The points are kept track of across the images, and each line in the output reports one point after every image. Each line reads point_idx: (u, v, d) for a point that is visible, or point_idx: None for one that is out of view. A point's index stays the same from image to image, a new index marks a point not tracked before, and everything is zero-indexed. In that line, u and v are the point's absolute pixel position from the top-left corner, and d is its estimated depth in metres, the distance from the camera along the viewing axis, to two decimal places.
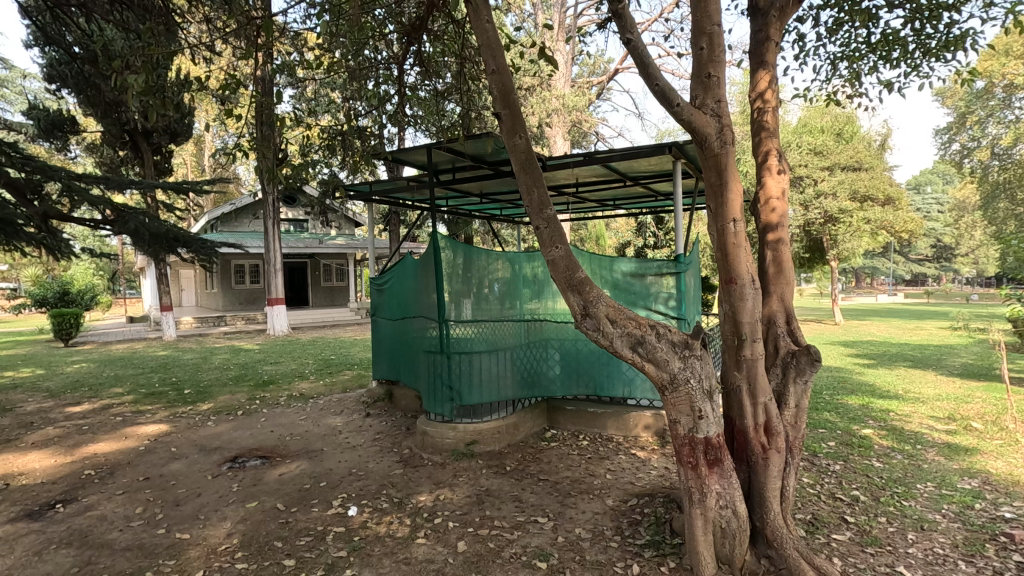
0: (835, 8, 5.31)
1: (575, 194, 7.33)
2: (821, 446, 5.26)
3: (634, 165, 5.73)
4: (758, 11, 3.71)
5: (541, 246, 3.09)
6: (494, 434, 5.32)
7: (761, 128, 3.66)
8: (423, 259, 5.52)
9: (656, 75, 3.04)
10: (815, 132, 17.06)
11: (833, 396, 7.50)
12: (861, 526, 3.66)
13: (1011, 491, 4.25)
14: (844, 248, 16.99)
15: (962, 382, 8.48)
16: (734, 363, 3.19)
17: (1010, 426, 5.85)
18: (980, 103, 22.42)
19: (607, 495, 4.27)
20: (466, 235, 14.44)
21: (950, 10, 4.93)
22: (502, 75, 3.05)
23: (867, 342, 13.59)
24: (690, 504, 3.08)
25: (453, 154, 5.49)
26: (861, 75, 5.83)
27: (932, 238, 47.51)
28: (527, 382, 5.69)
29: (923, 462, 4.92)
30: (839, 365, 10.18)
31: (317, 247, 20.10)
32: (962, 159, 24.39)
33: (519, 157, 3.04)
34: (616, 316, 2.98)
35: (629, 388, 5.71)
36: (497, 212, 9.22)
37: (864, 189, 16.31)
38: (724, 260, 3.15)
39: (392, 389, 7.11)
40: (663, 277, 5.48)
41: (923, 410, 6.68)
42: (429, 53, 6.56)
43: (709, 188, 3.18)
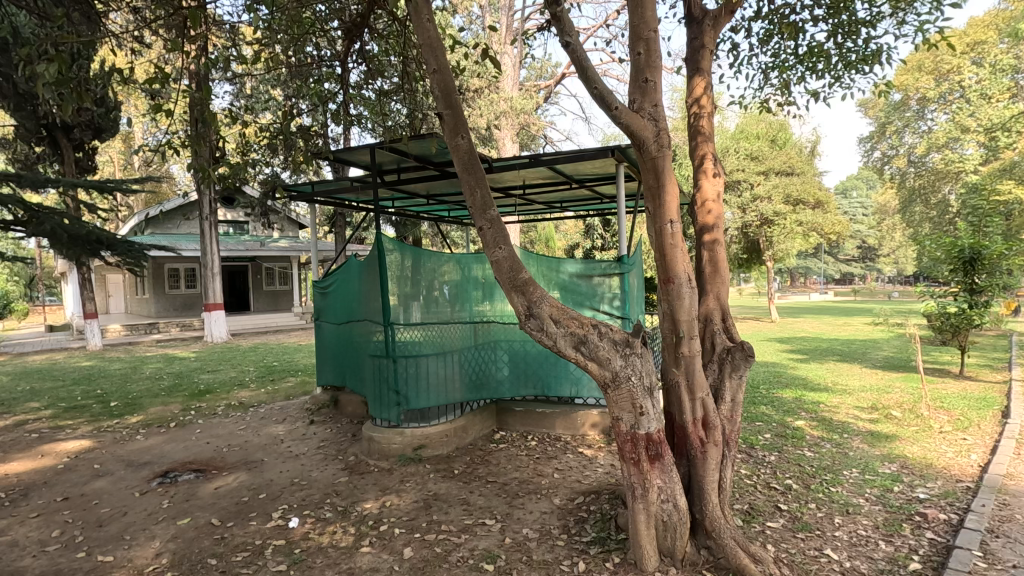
0: (766, 20, 5.57)
1: (522, 196, 7.38)
2: (758, 439, 5.51)
3: (579, 167, 5.81)
4: (693, 20, 3.87)
5: (485, 247, 3.07)
6: (442, 437, 5.27)
7: (697, 133, 3.79)
8: (368, 261, 5.39)
9: (595, 79, 3.08)
10: (751, 138, 17.89)
11: (768, 390, 7.88)
12: (793, 513, 3.84)
13: (925, 474, 4.59)
14: (779, 249, 17.90)
15: (884, 374, 9.09)
16: (673, 361, 3.28)
17: (925, 413, 6.32)
18: (897, 114, 24.24)
19: (554, 495, 4.31)
20: (414, 237, 14.27)
21: (868, 26, 5.28)
22: (444, 75, 3.02)
23: (801, 338, 14.34)
24: (634, 500, 3.14)
25: (397, 154, 5.39)
26: (790, 85, 6.16)
27: (858, 240, 50.64)
28: (475, 384, 5.66)
29: (849, 449, 5.24)
30: (775, 360, 10.70)
31: (258, 250, 19.34)
32: (882, 166, 26.27)
33: (462, 158, 3.03)
34: (559, 316, 3.00)
35: (576, 387, 5.81)
36: (445, 213, 9.18)
37: (796, 193, 17.20)
38: (663, 260, 3.23)
39: (338, 395, 6.92)
40: (608, 278, 5.58)
41: (850, 401, 7.10)
42: (373, 53, 6.43)
43: (647, 190, 3.26)
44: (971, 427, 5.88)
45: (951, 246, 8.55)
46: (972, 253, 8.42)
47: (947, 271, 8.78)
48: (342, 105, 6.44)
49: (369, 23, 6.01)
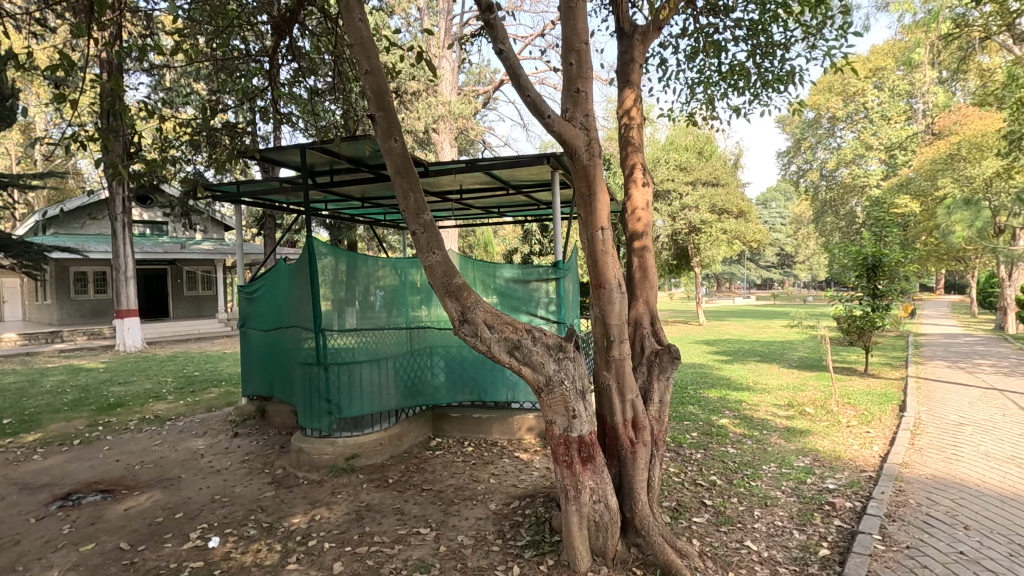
0: (692, 38, 5.85)
1: (459, 201, 7.37)
2: (685, 438, 5.73)
3: (515, 173, 5.85)
4: (624, 34, 4.00)
5: (418, 252, 3.02)
6: (377, 446, 5.13)
7: (627, 143, 3.91)
8: (298, 265, 5.19)
9: (528, 87, 3.10)
10: (680, 150, 18.72)
11: (696, 390, 8.24)
12: (717, 507, 4.03)
13: (834, 465, 4.95)
14: (706, 256, 18.80)
15: (800, 373, 9.75)
16: (605, 364, 3.36)
17: (834, 409, 6.82)
18: (811, 131, 26.10)
19: (490, 500, 4.30)
20: (349, 240, 13.86)
21: (782, 48, 5.66)
22: (376, 76, 2.96)
23: (726, 340, 15.09)
24: (567, 502, 3.18)
25: (328, 155, 5.23)
26: (714, 100, 6.49)
27: (777, 248, 54.14)
28: (411, 391, 5.57)
29: (768, 445, 5.56)
30: (702, 361, 11.21)
31: (178, 252, 18.18)
32: (797, 179, 28.19)
33: (395, 161, 2.98)
34: (493, 321, 3.00)
35: (512, 392, 5.83)
36: (382, 217, 9.03)
37: (721, 203, 18.13)
38: (595, 266, 3.31)
39: (265, 405, 6.61)
40: (544, 283, 5.64)
41: (769, 400, 7.55)
42: (305, 49, 6.21)
43: (579, 198, 3.33)
44: (874, 421, 6.40)
45: (856, 254, 9.30)
46: (874, 261, 9.17)
47: (853, 277, 9.52)
48: (271, 102, 6.19)
49: (299, 20, 5.83)
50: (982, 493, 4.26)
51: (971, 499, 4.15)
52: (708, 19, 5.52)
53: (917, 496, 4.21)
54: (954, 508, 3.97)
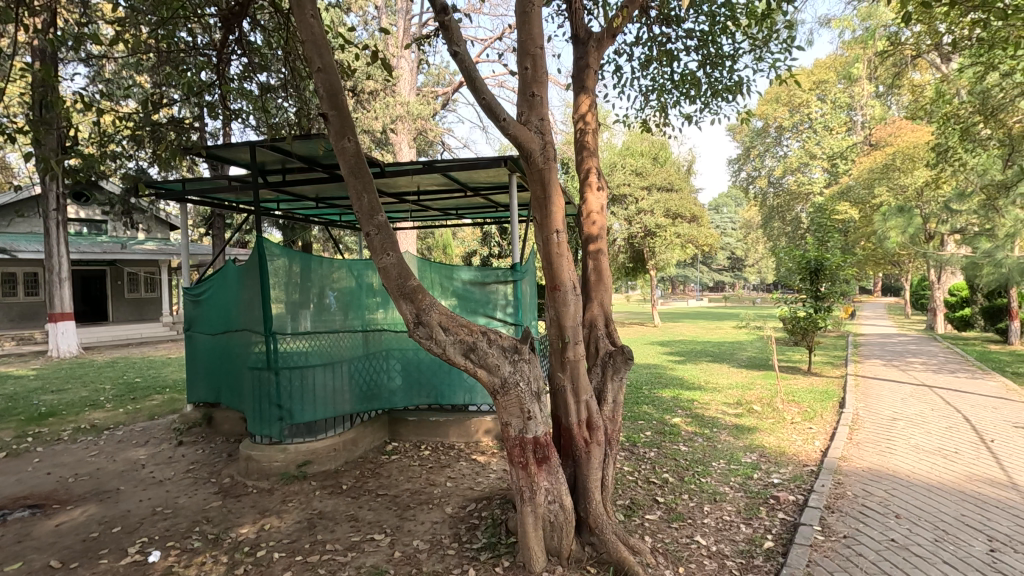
0: (646, 46, 6.00)
1: (416, 202, 7.29)
2: (639, 437, 5.85)
3: (473, 175, 5.84)
4: (579, 41, 4.06)
5: (371, 254, 2.97)
6: (330, 452, 5.02)
7: (583, 148, 3.97)
8: (248, 266, 5.03)
9: (483, 90, 3.10)
10: (636, 155, 19.12)
11: (650, 390, 8.43)
12: (669, 504, 4.13)
13: (778, 460, 5.16)
14: (660, 259, 19.27)
15: (748, 372, 10.11)
16: (560, 365, 3.40)
17: (779, 407, 7.12)
18: (759, 140, 27.10)
19: (447, 503, 4.27)
20: (303, 241, 13.49)
21: (731, 60, 5.88)
22: (329, 75, 2.91)
23: (680, 341, 15.52)
24: (522, 503, 3.19)
25: (280, 153, 5.09)
26: (667, 107, 6.67)
27: (728, 252, 56.15)
28: (366, 395, 5.48)
29: (718, 442, 5.75)
30: (656, 362, 11.47)
31: (119, 253, 17.26)
32: (747, 185, 29.22)
33: (349, 161, 2.93)
34: (448, 323, 2.98)
35: (469, 395, 5.82)
36: (337, 218, 8.85)
37: (675, 208, 18.63)
38: (550, 269, 3.34)
39: (212, 412, 6.35)
40: (501, 285, 5.65)
41: (719, 398, 7.80)
42: (256, 44, 6.03)
43: (535, 201, 3.35)
44: (816, 417, 6.71)
45: (800, 258, 9.75)
46: (816, 264, 9.63)
47: (798, 280, 9.94)
48: (220, 98, 5.97)
49: (250, 13, 5.67)
50: (912, 484, 4.53)
51: (902, 490, 4.40)
52: (661, 29, 5.66)
53: (854, 488, 4.43)
54: (887, 499, 4.20)
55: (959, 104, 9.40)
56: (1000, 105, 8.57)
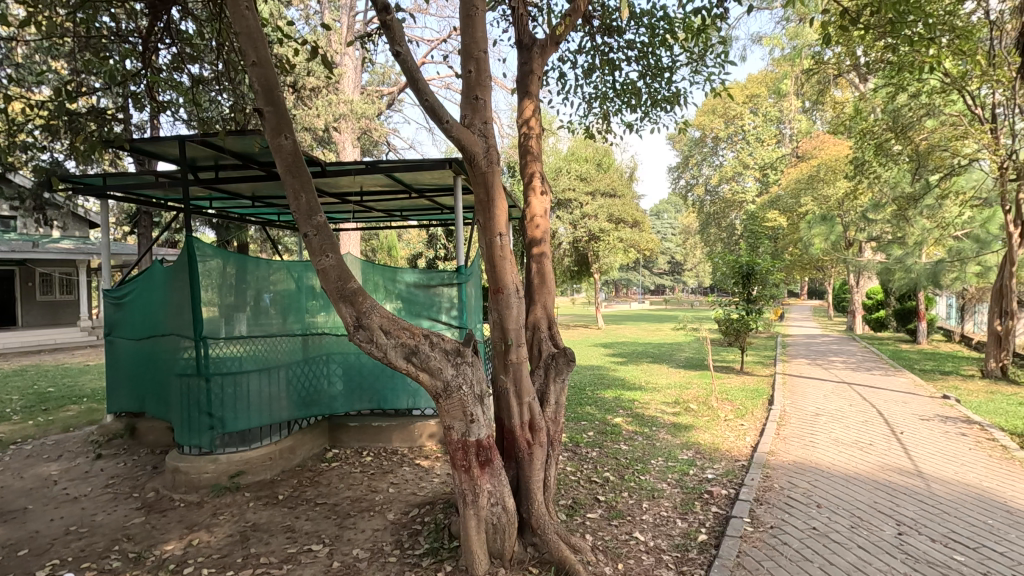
0: (589, 55, 6.13)
1: (359, 202, 7.14)
2: (582, 437, 5.97)
3: (418, 177, 5.78)
4: (523, 46, 4.10)
5: (310, 256, 2.89)
6: (265, 461, 4.82)
7: (527, 152, 4.01)
8: (176, 268, 4.76)
9: (426, 91, 3.06)
10: (581, 161, 19.48)
11: (594, 391, 8.60)
12: (609, 502, 4.23)
13: (713, 456, 5.39)
14: (604, 263, 19.72)
15: (686, 372, 10.50)
16: (503, 368, 3.41)
17: (714, 405, 7.43)
18: (697, 149, 28.01)
19: (389, 510, 4.19)
20: (238, 241, 12.89)
21: (669, 71, 6.11)
22: (265, 69, 2.81)
23: (622, 343, 15.92)
24: (465, 506, 3.17)
25: (212, 149, 4.85)
26: (609, 115, 6.84)
27: (668, 256, 58.24)
28: (305, 401, 5.30)
29: (656, 440, 5.93)
30: (599, 364, 11.73)
31: (30, 252, 15.92)
32: (686, 193, 30.37)
33: (285, 159, 2.83)
34: (390, 327, 2.92)
35: (413, 399, 5.74)
36: (275, 218, 8.54)
37: (618, 213, 19.12)
38: (493, 271, 3.35)
39: (135, 422, 5.96)
40: (446, 288, 5.61)
41: (658, 398, 8.06)
42: (188, 34, 5.73)
43: (478, 204, 3.35)
44: (747, 414, 7.06)
45: (733, 263, 10.24)
46: (748, 269, 10.15)
47: (731, 284, 10.43)
48: (147, 88, 5.63)
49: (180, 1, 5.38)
50: (832, 475, 4.83)
51: (823, 480, 4.69)
52: (603, 39, 5.80)
53: (781, 481, 4.68)
54: (810, 490, 4.47)
55: (874, 122, 10.13)
56: (909, 123, 9.51)
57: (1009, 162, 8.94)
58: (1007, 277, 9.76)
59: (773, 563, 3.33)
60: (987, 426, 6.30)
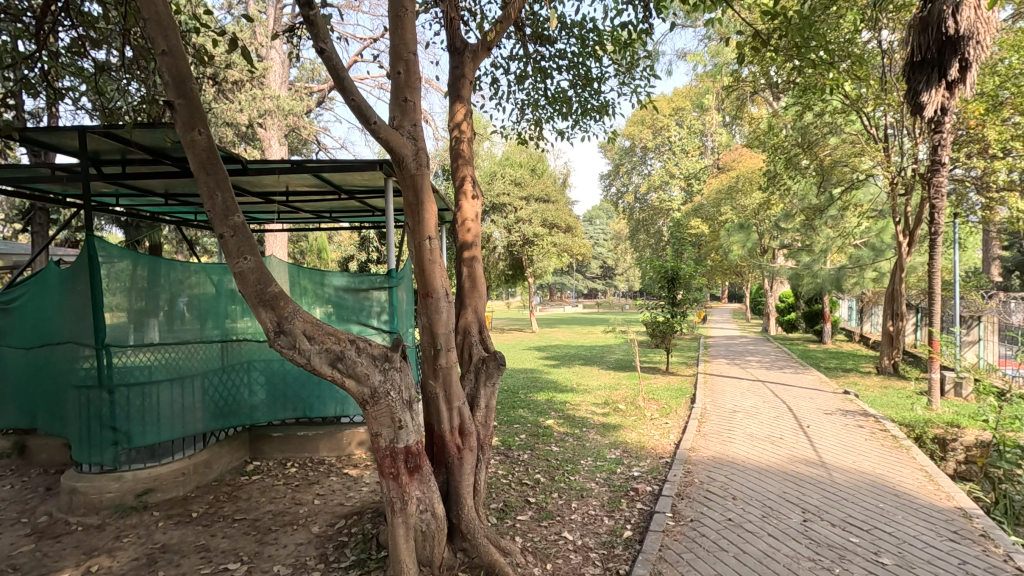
0: (521, 62, 6.20)
1: (285, 203, 6.87)
2: (515, 440, 6.02)
3: (347, 178, 5.63)
4: (455, 50, 4.09)
5: (226, 258, 2.73)
6: (176, 477, 4.50)
7: (458, 155, 3.99)
8: (74, 270, 4.36)
9: (352, 90, 2.99)
10: (515, 166, 19.71)
11: (526, 394, 8.69)
12: (539, 504, 4.29)
13: (639, 454, 5.60)
14: (538, 267, 20.00)
15: (615, 373, 10.84)
16: (432, 372, 3.38)
17: (640, 405, 7.72)
18: (627, 158, 29.00)
19: (314, 523, 4.03)
20: (150, 241, 11.99)
21: (598, 82, 6.30)
22: (175, 59, 2.64)
23: (555, 346, 16.20)
24: (393, 515, 3.07)
25: (117, 142, 4.49)
26: (541, 122, 6.95)
27: (600, 261, 60.00)
28: (221, 412, 5.00)
29: (586, 441, 6.08)
30: (532, 366, 11.88)
31: None
32: (616, 199, 31.38)
33: (199, 155, 2.67)
34: (314, 332, 2.79)
35: (341, 407, 5.57)
36: (192, 217, 8.04)
37: (551, 218, 19.48)
38: (422, 276, 3.30)
39: (25, 440, 5.39)
40: (375, 292, 5.48)
41: (589, 399, 8.27)
42: (91, 17, 5.29)
43: (407, 207, 3.30)
44: (671, 413, 7.39)
45: (659, 268, 10.69)
46: (673, 274, 10.63)
47: (658, 288, 10.89)
48: (43, 74, 5.14)
49: None
50: (747, 468, 5.13)
51: (738, 474, 4.97)
52: (535, 47, 5.90)
53: (700, 476, 4.92)
54: (727, 483, 4.72)
55: (784, 137, 10.92)
56: (815, 140, 10.38)
57: (900, 178, 9.91)
58: (898, 282, 10.80)
59: (692, 555, 3.48)
60: (880, 418, 6.91)
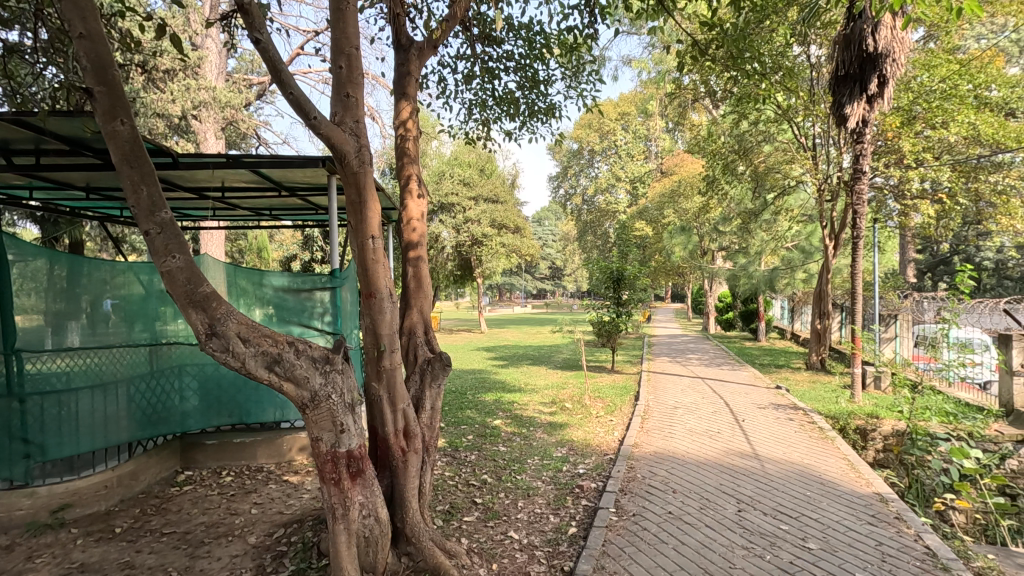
0: (469, 62, 6.19)
1: (221, 199, 6.55)
2: (462, 441, 5.98)
3: (288, 174, 5.43)
4: (401, 47, 4.02)
5: (152, 256, 2.57)
6: (98, 491, 4.21)
7: (403, 153, 3.93)
8: None
9: (291, 84, 2.88)
10: (464, 166, 19.63)
11: (474, 395, 8.66)
12: (486, 504, 4.28)
13: (584, 452, 5.70)
14: (487, 268, 20.00)
15: (562, 373, 10.98)
16: (376, 374, 3.30)
17: (586, 403, 7.85)
18: (575, 160, 29.42)
19: (250, 533, 3.87)
20: (70, 238, 11.16)
21: (545, 84, 6.37)
22: (95, 43, 2.47)
23: (504, 346, 16.24)
24: (334, 521, 2.98)
25: (30, 130, 4.13)
26: (489, 122, 6.96)
27: (549, 262, 60.71)
28: (149, 421, 4.72)
29: (533, 440, 6.12)
30: (481, 367, 11.85)
31: None
32: (564, 201, 31.80)
33: (122, 147, 2.50)
34: (249, 334, 2.67)
35: (281, 412, 5.38)
36: (118, 214, 7.54)
37: (500, 219, 19.50)
38: (365, 276, 3.22)
39: None
40: (318, 293, 5.31)
41: (536, 398, 8.33)
42: None
43: (349, 205, 3.22)
44: (616, 410, 7.55)
45: (605, 269, 10.90)
46: (618, 274, 10.86)
47: (604, 289, 11.11)
48: None
49: None
50: (687, 462, 5.31)
51: (678, 468, 5.14)
52: (482, 47, 5.90)
53: (642, 471, 5.06)
54: (667, 477, 4.89)
55: (723, 143, 11.40)
56: (750, 147, 10.89)
57: (826, 185, 10.56)
58: (825, 282, 11.46)
59: (634, 549, 3.57)
60: (809, 411, 7.32)
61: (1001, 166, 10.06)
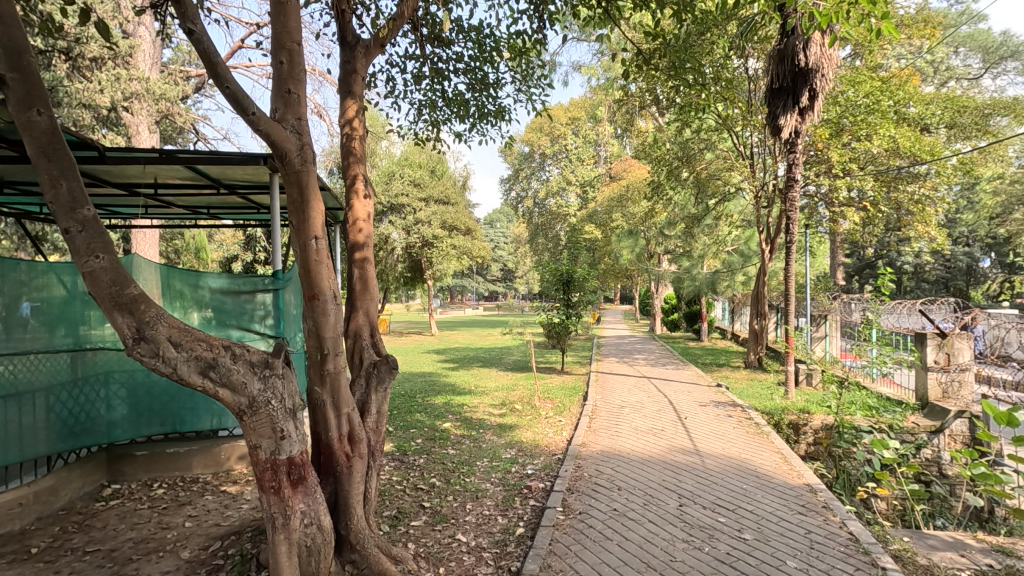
0: (418, 62, 6.12)
1: (154, 196, 6.21)
2: (411, 445, 5.90)
3: (227, 171, 5.22)
4: (346, 44, 3.93)
5: (72, 255, 2.41)
6: (11, 510, 3.90)
7: (349, 153, 3.84)
8: None
9: (228, 78, 2.77)
10: (414, 166, 19.39)
11: (424, 398, 8.57)
12: (434, 508, 4.24)
13: (533, 452, 5.75)
14: (437, 269, 19.83)
15: (512, 374, 11.03)
16: (318, 378, 3.22)
17: (535, 404, 7.91)
18: (526, 164, 29.62)
19: (183, 548, 3.68)
20: None
21: (495, 87, 6.39)
22: (8, 27, 2.29)
23: (455, 348, 16.13)
24: (273, 531, 2.87)
25: None
26: (438, 123, 6.91)
27: (500, 264, 60.86)
28: (71, 432, 4.41)
29: (483, 442, 6.11)
30: (431, 370, 11.72)
31: None
32: (516, 203, 31.97)
33: (38, 139, 2.33)
34: (181, 338, 2.55)
35: (218, 419, 5.16)
36: (38, 210, 7.03)
37: (451, 220, 19.36)
38: (308, 277, 3.12)
39: None
40: (259, 295, 5.12)
41: (486, 400, 8.33)
42: None
43: (291, 204, 3.12)
44: (564, 411, 7.66)
45: (555, 271, 11.03)
46: (567, 277, 11.01)
47: (554, 291, 11.25)
48: None
49: None
50: (632, 460, 5.44)
51: (623, 466, 5.26)
52: (431, 48, 5.86)
53: (589, 470, 5.15)
54: (613, 474, 5.00)
55: (667, 150, 11.77)
56: (693, 154, 11.30)
57: (763, 192, 11.10)
58: (762, 285, 12.01)
59: (580, 546, 3.63)
60: (746, 408, 7.66)
61: (918, 177, 10.85)
